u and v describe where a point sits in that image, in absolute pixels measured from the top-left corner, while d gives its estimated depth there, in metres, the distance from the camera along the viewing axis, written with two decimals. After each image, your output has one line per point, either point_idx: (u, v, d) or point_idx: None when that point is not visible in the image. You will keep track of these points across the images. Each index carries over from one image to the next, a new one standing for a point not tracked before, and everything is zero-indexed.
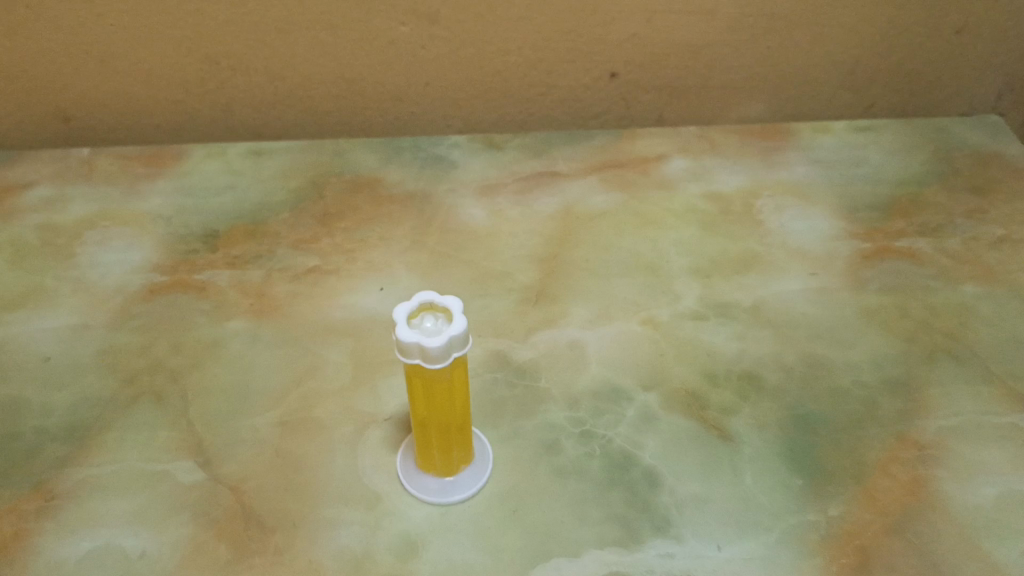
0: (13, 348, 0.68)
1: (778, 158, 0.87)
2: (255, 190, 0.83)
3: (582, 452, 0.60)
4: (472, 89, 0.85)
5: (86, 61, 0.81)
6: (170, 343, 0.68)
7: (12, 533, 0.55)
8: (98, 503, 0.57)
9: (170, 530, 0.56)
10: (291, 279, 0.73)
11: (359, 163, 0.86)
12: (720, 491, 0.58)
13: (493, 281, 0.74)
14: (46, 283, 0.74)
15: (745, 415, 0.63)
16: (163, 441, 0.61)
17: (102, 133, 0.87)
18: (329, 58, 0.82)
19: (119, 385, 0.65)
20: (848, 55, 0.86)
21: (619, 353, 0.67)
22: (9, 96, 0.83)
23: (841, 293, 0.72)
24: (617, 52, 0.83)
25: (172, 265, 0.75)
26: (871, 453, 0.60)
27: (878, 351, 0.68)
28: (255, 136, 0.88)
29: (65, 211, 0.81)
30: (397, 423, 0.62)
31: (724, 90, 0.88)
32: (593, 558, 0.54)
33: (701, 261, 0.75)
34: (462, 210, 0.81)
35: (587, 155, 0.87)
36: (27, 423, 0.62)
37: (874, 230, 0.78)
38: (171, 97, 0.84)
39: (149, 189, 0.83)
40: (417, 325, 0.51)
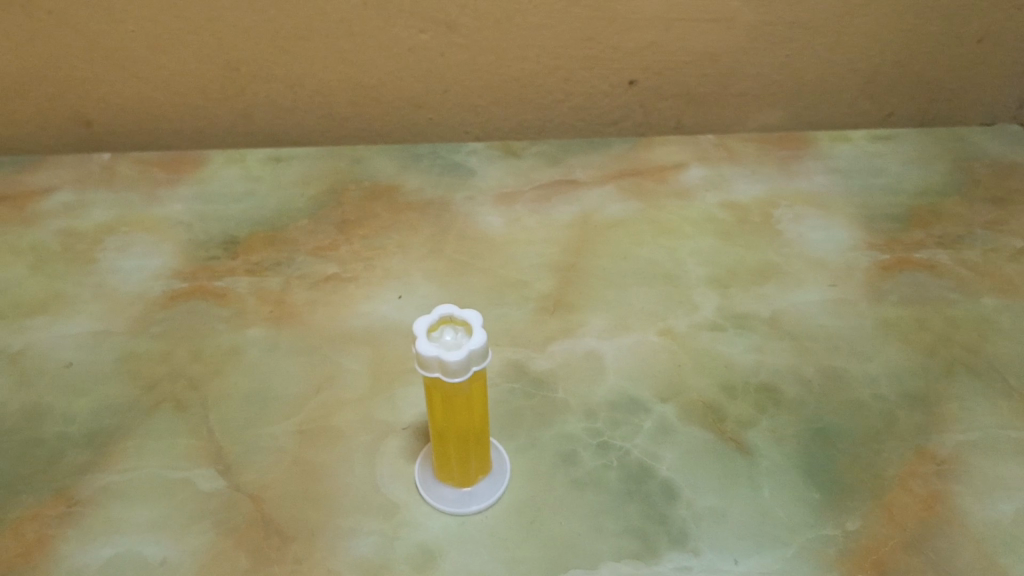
0: (35, 354, 0.68)
1: (796, 167, 0.87)
2: (273, 196, 0.83)
3: (599, 463, 0.60)
4: (490, 96, 0.85)
5: (108, 68, 0.81)
6: (190, 349, 0.68)
7: (35, 539, 0.56)
8: (119, 509, 0.58)
9: (190, 538, 0.56)
10: (309, 286, 0.74)
11: (377, 169, 0.86)
12: (737, 504, 0.58)
13: (511, 290, 0.74)
14: (68, 288, 0.74)
15: (762, 428, 0.63)
16: (183, 448, 0.61)
17: (122, 139, 0.88)
18: (348, 65, 0.82)
19: (139, 391, 0.65)
20: (867, 64, 0.86)
21: (637, 363, 0.67)
22: (31, 102, 0.84)
23: (860, 305, 0.72)
24: (635, 59, 0.83)
25: (192, 271, 0.75)
26: (889, 467, 0.60)
27: (897, 364, 0.67)
28: (274, 142, 0.89)
29: (86, 216, 0.81)
30: (415, 432, 0.63)
31: (742, 98, 0.88)
32: (610, 570, 0.54)
33: (719, 271, 0.75)
34: (480, 217, 0.81)
35: (605, 163, 0.87)
36: (50, 429, 0.63)
37: (893, 241, 0.78)
38: (192, 103, 0.85)
39: (169, 194, 0.83)
40: (437, 338, 0.51)
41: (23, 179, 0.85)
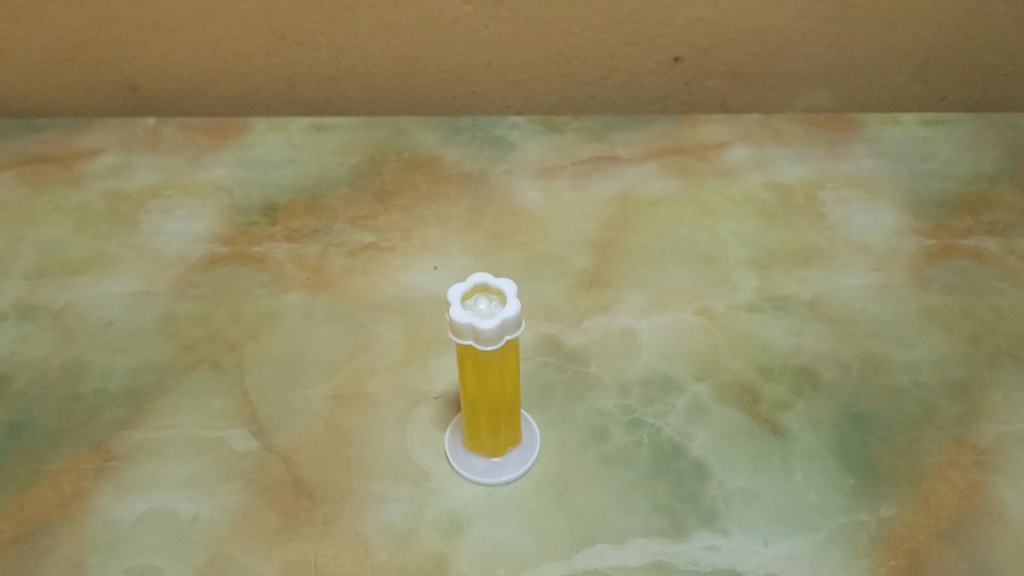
0: (78, 311, 0.69)
1: (843, 149, 0.85)
2: (314, 164, 0.84)
3: (630, 440, 0.60)
4: (533, 70, 0.85)
5: (155, 33, 0.82)
6: (228, 312, 0.69)
7: (72, 491, 0.57)
8: (154, 466, 0.59)
9: (223, 496, 0.57)
10: (347, 255, 0.74)
11: (418, 141, 0.86)
12: (769, 487, 0.57)
13: (548, 264, 0.73)
14: (111, 249, 0.75)
15: (798, 411, 0.62)
16: (219, 408, 0.62)
17: (168, 104, 0.88)
18: (393, 35, 0.82)
19: (178, 352, 0.66)
20: (921, 46, 0.84)
21: (672, 341, 0.67)
22: (79, 66, 0.85)
23: (903, 291, 0.71)
24: (683, 36, 0.82)
25: (232, 236, 0.76)
26: (927, 455, 0.59)
27: (939, 352, 0.66)
28: (316, 111, 0.89)
29: (131, 179, 0.83)
30: (446, 402, 0.63)
31: (790, 78, 0.86)
32: (638, 547, 0.54)
33: (760, 252, 0.74)
34: (519, 191, 0.81)
35: (647, 141, 0.86)
36: (89, 385, 0.64)
37: (940, 227, 0.76)
38: (236, 70, 0.85)
39: (212, 160, 0.84)
40: (470, 307, 0.51)
41: (70, 141, 0.86)
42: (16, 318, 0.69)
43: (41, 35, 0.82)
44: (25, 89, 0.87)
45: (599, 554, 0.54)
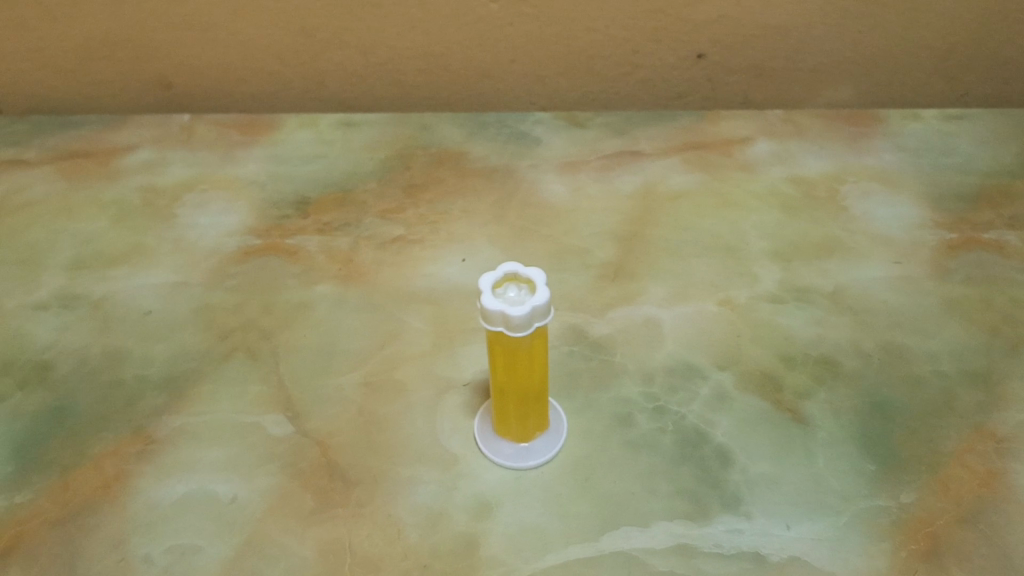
0: (117, 302, 0.72)
1: (864, 143, 0.86)
2: (344, 159, 0.86)
3: (654, 427, 0.61)
4: (558, 66, 0.86)
5: (188, 32, 0.84)
6: (262, 303, 0.71)
7: (114, 473, 0.59)
8: (193, 449, 0.61)
9: (259, 479, 0.59)
10: (377, 247, 0.76)
11: (444, 136, 0.88)
12: (791, 472, 0.58)
13: (572, 256, 0.75)
14: (147, 242, 0.78)
15: (820, 399, 0.63)
16: (254, 394, 0.64)
17: (200, 101, 0.91)
18: (420, 33, 0.83)
19: (214, 340, 0.68)
20: (942, 41, 0.85)
21: (696, 331, 0.68)
22: (115, 64, 0.87)
23: (924, 282, 0.72)
24: (705, 32, 0.83)
25: (265, 229, 0.78)
26: (947, 442, 0.60)
27: (959, 342, 0.67)
28: (345, 107, 0.91)
29: (166, 174, 0.85)
30: (475, 389, 0.64)
31: (812, 74, 0.88)
32: (662, 529, 0.56)
33: (782, 245, 0.75)
34: (544, 185, 0.82)
35: (670, 136, 0.87)
36: (129, 371, 0.66)
37: (961, 220, 0.77)
38: (267, 68, 0.87)
39: (244, 155, 0.86)
40: (501, 295, 0.53)
41: (107, 138, 0.89)
42: (58, 308, 0.71)
43: (78, 34, 0.85)
44: (62, 87, 0.89)
45: (625, 536, 0.55)
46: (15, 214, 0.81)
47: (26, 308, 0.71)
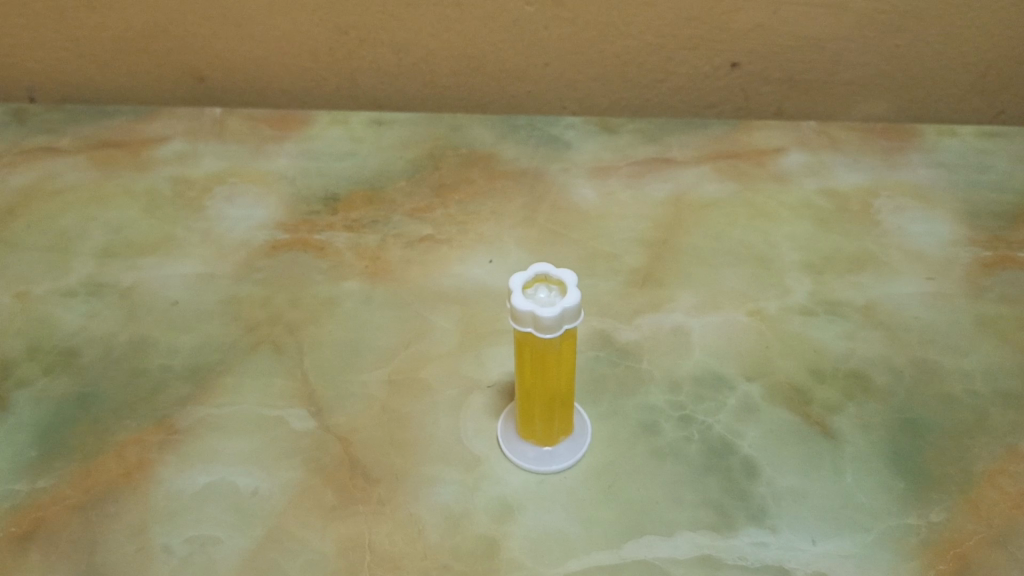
0: (145, 291, 0.72)
1: (899, 158, 0.85)
2: (374, 157, 0.85)
3: (680, 435, 0.61)
4: (591, 71, 0.86)
5: (224, 26, 0.84)
6: (289, 297, 0.71)
7: (137, 461, 0.59)
8: (216, 441, 0.60)
9: (281, 472, 0.58)
10: (405, 245, 0.76)
11: (475, 138, 0.88)
12: (818, 486, 0.58)
13: (601, 261, 0.74)
14: (176, 232, 0.78)
15: (850, 414, 0.62)
16: (279, 387, 0.64)
17: (232, 96, 0.91)
18: (455, 34, 0.83)
19: (240, 332, 0.68)
20: (982, 58, 0.84)
21: (724, 340, 0.67)
22: (151, 56, 0.87)
23: (958, 300, 0.70)
24: (741, 41, 0.83)
25: (294, 223, 0.78)
26: (979, 463, 0.59)
27: (993, 360, 0.66)
28: (376, 106, 0.91)
29: (198, 166, 0.85)
30: (499, 390, 0.64)
31: (847, 86, 0.87)
32: (686, 539, 0.55)
33: (814, 257, 0.75)
34: (574, 189, 0.82)
35: (702, 144, 0.86)
36: (155, 361, 0.66)
37: (996, 238, 0.76)
38: (301, 64, 0.87)
39: (276, 150, 0.86)
40: (531, 295, 0.53)
41: (139, 128, 0.89)
42: (86, 295, 0.72)
43: (116, 25, 0.85)
44: (96, 77, 0.90)
45: (648, 545, 0.54)
46: (46, 201, 0.81)
47: (55, 293, 0.72)
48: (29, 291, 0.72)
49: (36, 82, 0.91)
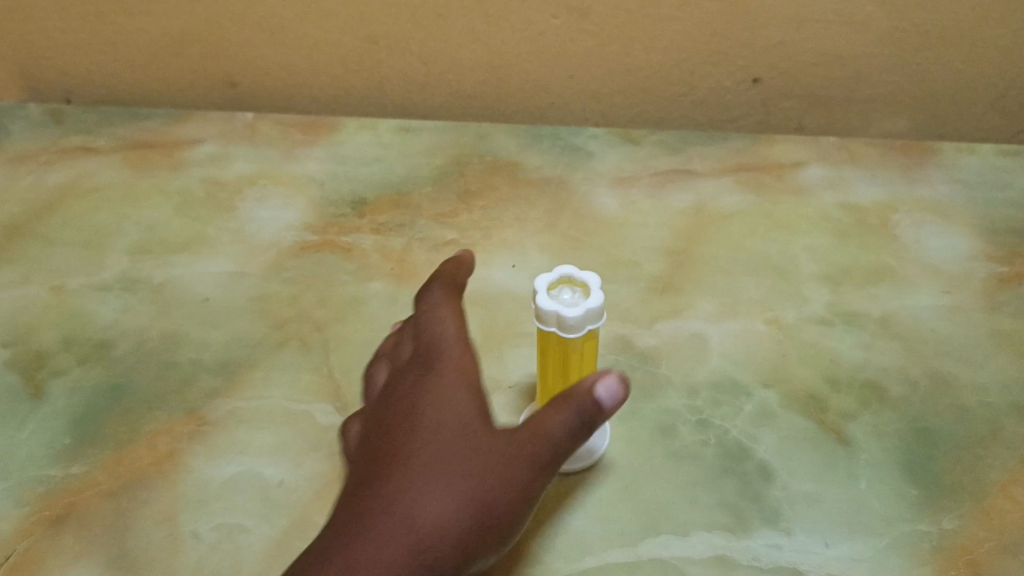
0: (177, 287, 0.74)
1: (918, 173, 0.86)
2: (401, 163, 0.87)
3: (697, 439, 0.62)
4: (615, 83, 0.88)
5: (257, 33, 0.87)
6: (316, 296, 0.73)
7: (167, 450, 0.61)
8: (245, 433, 0.62)
9: (307, 464, 0.60)
10: (430, 248, 0.78)
11: (500, 146, 0.89)
12: (832, 492, 0.59)
13: (622, 268, 0.76)
14: (208, 231, 0.80)
15: (864, 422, 0.63)
16: (306, 383, 0.66)
17: (264, 100, 0.93)
18: (482, 45, 0.85)
19: (269, 329, 0.70)
20: (1001, 77, 0.85)
21: (742, 347, 0.68)
22: (186, 61, 0.90)
23: (974, 313, 0.71)
24: (762, 57, 0.84)
25: (322, 225, 0.80)
26: (992, 472, 0.60)
27: (1007, 373, 0.67)
28: (404, 113, 0.93)
29: (229, 168, 0.87)
30: (520, 391, 0.65)
31: (867, 103, 0.88)
32: (702, 540, 0.56)
33: (833, 268, 0.76)
34: (597, 198, 0.83)
35: (723, 156, 0.88)
36: (186, 354, 0.68)
37: (1013, 254, 0.77)
38: (331, 72, 0.89)
39: (305, 154, 0.88)
40: (555, 296, 0.54)
41: (173, 130, 0.91)
42: (120, 290, 0.74)
43: (153, 30, 0.88)
44: (133, 80, 0.92)
45: (664, 544, 0.56)
46: (83, 198, 0.84)
47: (90, 287, 0.74)
48: (65, 284, 0.74)
49: (73, 83, 0.93)
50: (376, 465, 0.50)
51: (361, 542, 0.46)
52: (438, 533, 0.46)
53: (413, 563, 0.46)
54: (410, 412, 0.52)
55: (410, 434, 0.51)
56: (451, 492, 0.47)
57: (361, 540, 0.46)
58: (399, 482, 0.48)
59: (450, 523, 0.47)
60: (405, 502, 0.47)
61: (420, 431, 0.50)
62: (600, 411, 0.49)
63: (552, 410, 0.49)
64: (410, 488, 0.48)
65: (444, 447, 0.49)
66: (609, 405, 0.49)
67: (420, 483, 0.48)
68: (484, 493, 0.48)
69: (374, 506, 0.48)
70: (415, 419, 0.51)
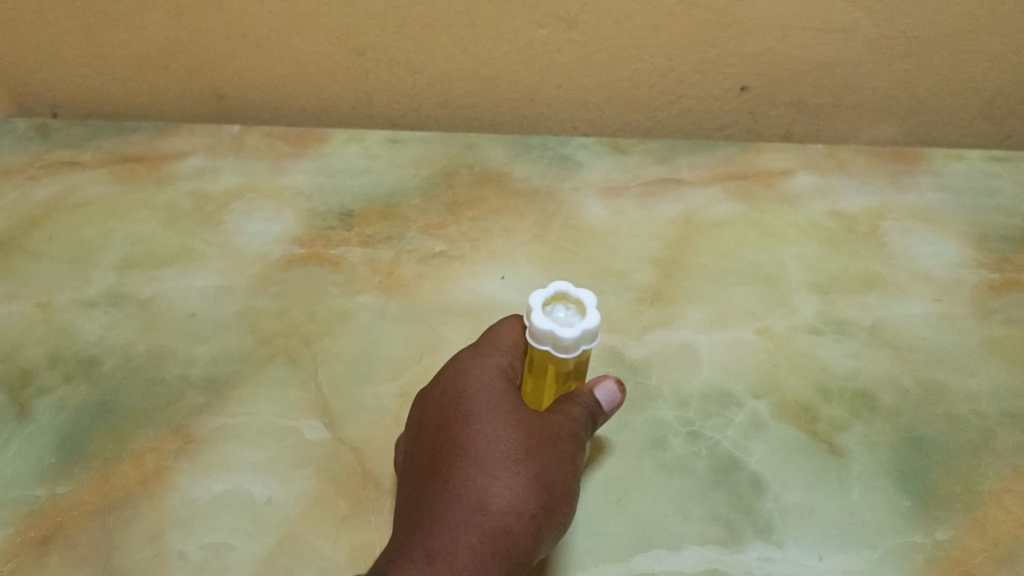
0: (164, 302, 0.73)
1: (907, 181, 0.86)
2: (389, 175, 0.87)
3: (688, 450, 0.61)
4: (603, 93, 0.88)
5: (242, 45, 0.86)
6: (304, 310, 0.72)
7: (154, 468, 0.60)
8: (233, 450, 0.61)
9: (296, 481, 0.59)
10: (418, 261, 0.77)
11: (488, 156, 0.89)
12: (825, 503, 0.58)
13: (612, 278, 0.76)
14: (195, 245, 0.79)
15: (856, 432, 0.63)
16: (293, 398, 0.65)
17: (250, 112, 0.93)
18: (469, 55, 0.85)
19: (256, 344, 0.69)
20: (989, 84, 0.85)
21: (732, 357, 0.68)
22: (172, 74, 0.89)
23: (965, 321, 0.71)
24: (750, 66, 0.84)
25: (310, 238, 0.79)
26: (985, 482, 0.59)
27: (998, 382, 0.66)
28: (392, 124, 0.93)
29: (217, 181, 0.87)
30: None
31: (855, 110, 0.88)
32: (694, 553, 0.55)
33: (823, 277, 0.76)
34: (586, 208, 0.83)
35: (712, 165, 0.87)
36: (172, 371, 0.67)
37: (1003, 261, 0.77)
38: (318, 83, 0.89)
39: (293, 166, 0.88)
40: (550, 313, 0.52)
41: (159, 143, 0.91)
42: (107, 305, 0.73)
43: (138, 43, 0.87)
44: (119, 93, 0.92)
45: (656, 559, 0.55)
46: (69, 213, 0.83)
47: (75, 303, 0.73)
48: (50, 300, 0.74)
49: (59, 96, 0.93)
50: (431, 459, 0.50)
51: (438, 531, 0.46)
52: (513, 516, 0.47)
53: (492, 548, 0.46)
54: (457, 406, 0.52)
55: (461, 425, 0.51)
56: (521, 474, 0.48)
57: (439, 530, 0.46)
58: (466, 470, 0.48)
59: (522, 505, 0.47)
60: (475, 489, 0.47)
61: (473, 422, 0.51)
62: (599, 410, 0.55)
63: (571, 404, 0.53)
64: (479, 475, 0.48)
65: (504, 435, 0.50)
66: (608, 407, 0.55)
67: (486, 469, 0.48)
68: (545, 478, 0.49)
69: (441, 496, 0.48)
70: (463, 411, 0.52)
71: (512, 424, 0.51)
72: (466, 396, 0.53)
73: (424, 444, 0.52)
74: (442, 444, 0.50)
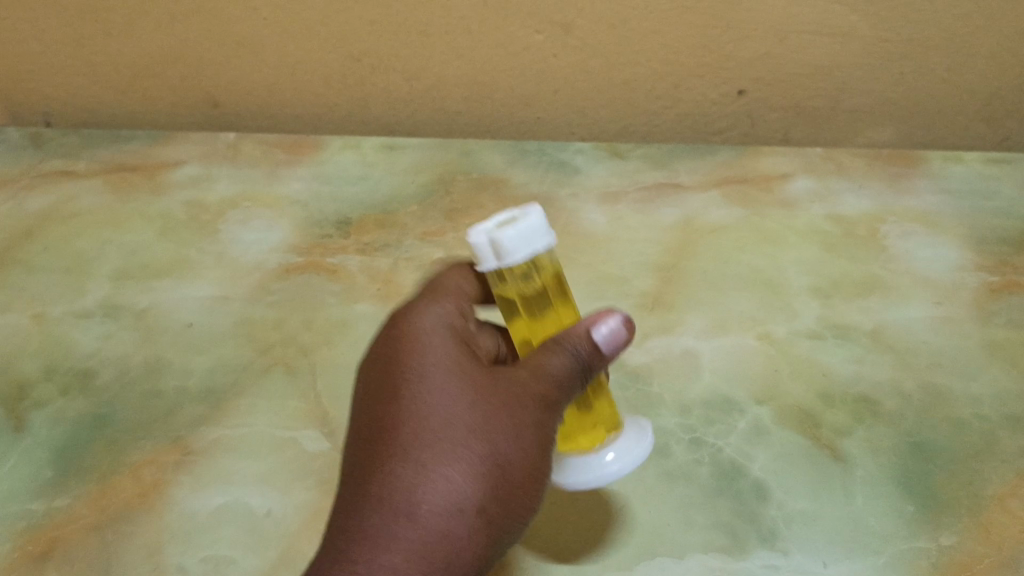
0: (161, 313, 0.73)
1: (905, 184, 0.86)
2: (386, 182, 0.87)
3: (691, 458, 0.61)
4: (600, 98, 0.87)
5: (237, 53, 0.86)
6: (302, 319, 0.72)
7: (152, 482, 0.60)
8: (231, 462, 0.61)
9: (295, 493, 0.59)
10: (417, 268, 0.77)
11: (485, 162, 0.89)
12: (829, 510, 0.58)
13: (611, 284, 0.75)
14: (191, 255, 0.79)
15: (858, 437, 0.62)
16: (292, 409, 0.64)
17: (245, 120, 0.92)
18: (465, 61, 0.84)
19: (254, 354, 0.69)
20: (986, 86, 0.85)
21: (734, 363, 0.68)
22: (166, 81, 0.89)
23: (966, 324, 0.71)
24: (747, 70, 0.84)
25: (307, 247, 0.79)
26: (989, 486, 0.59)
27: (1001, 385, 0.66)
28: (388, 131, 0.92)
29: (212, 190, 0.86)
30: None
31: (853, 114, 0.88)
32: (698, 562, 0.55)
33: (823, 281, 0.75)
34: (584, 214, 0.83)
35: (710, 170, 0.87)
36: (169, 382, 0.67)
37: (1003, 264, 0.77)
38: (313, 90, 0.88)
39: (289, 174, 0.88)
40: None
41: (154, 152, 0.90)
42: (102, 316, 0.73)
43: (132, 51, 0.86)
44: (113, 102, 0.91)
45: (660, 568, 0.55)
46: (63, 224, 0.82)
47: (71, 315, 0.73)
48: (46, 312, 0.73)
49: (53, 105, 0.92)
50: (371, 438, 0.47)
51: (371, 534, 0.44)
52: (454, 512, 0.44)
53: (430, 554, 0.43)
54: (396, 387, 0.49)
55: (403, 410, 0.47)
56: (466, 461, 0.46)
57: (370, 538, 0.43)
58: (406, 456, 0.46)
59: (466, 500, 0.45)
60: (409, 484, 0.45)
61: (412, 405, 0.47)
62: (597, 354, 0.51)
63: (548, 354, 0.50)
64: (414, 469, 0.45)
65: (445, 416, 0.47)
66: (608, 351, 0.51)
67: (426, 460, 0.45)
68: (496, 461, 0.46)
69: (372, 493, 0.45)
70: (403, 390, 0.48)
71: (461, 400, 0.48)
72: (416, 366, 0.50)
73: (364, 424, 0.49)
74: (382, 423, 0.47)
